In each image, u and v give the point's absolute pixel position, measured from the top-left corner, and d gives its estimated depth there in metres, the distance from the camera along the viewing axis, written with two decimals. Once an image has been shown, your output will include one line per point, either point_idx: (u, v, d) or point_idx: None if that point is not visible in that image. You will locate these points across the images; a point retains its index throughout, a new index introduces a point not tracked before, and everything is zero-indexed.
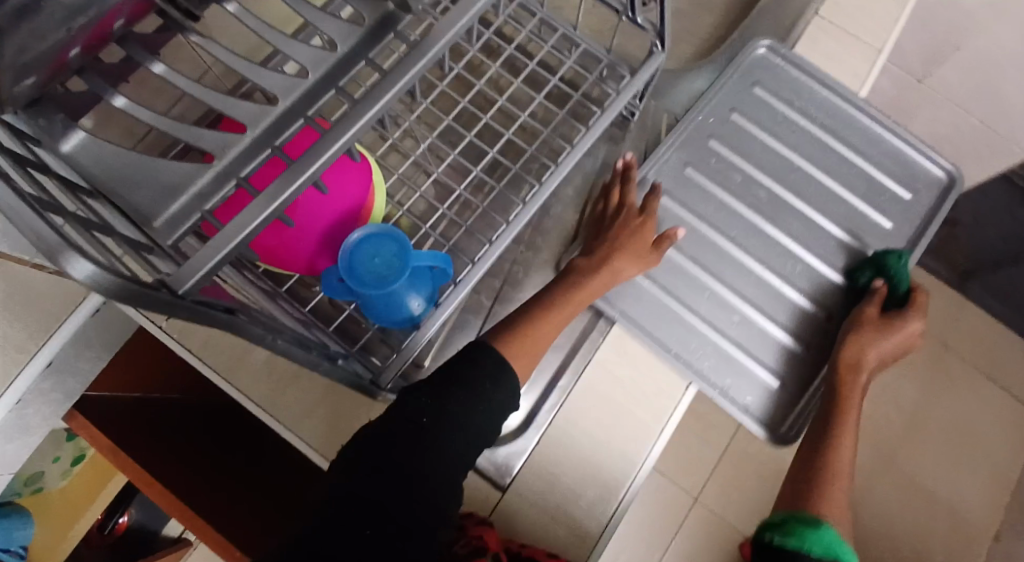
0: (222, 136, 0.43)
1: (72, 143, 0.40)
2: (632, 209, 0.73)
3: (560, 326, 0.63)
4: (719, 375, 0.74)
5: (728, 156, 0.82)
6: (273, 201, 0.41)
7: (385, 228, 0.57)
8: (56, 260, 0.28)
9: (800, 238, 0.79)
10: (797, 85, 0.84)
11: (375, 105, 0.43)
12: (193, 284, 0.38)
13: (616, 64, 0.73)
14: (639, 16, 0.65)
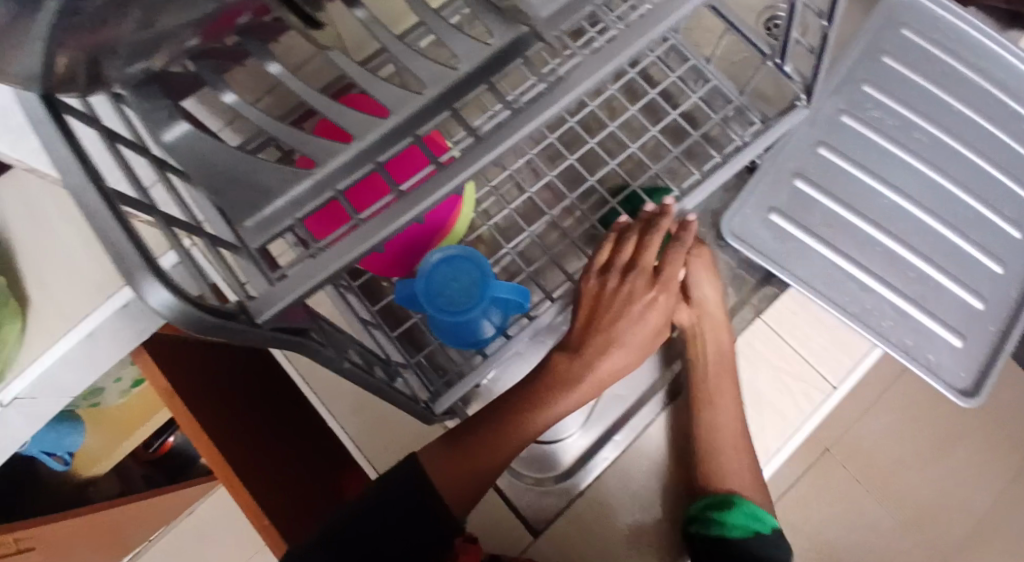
0: (328, 144, 0.41)
1: (173, 134, 0.38)
2: (634, 283, 0.60)
3: (516, 445, 0.62)
4: (896, 330, 0.67)
5: (845, 166, 0.71)
6: (379, 232, 0.36)
7: (467, 252, 0.54)
8: (133, 281, 0.27)
9: (924, 252, 0.70)
10: (914, 88, 0.75)
11: (493, 147, 0.37)
12: (273, 314, 0.34)
13: (746, 109, 0.67)
14: (787, 65, 0.58)
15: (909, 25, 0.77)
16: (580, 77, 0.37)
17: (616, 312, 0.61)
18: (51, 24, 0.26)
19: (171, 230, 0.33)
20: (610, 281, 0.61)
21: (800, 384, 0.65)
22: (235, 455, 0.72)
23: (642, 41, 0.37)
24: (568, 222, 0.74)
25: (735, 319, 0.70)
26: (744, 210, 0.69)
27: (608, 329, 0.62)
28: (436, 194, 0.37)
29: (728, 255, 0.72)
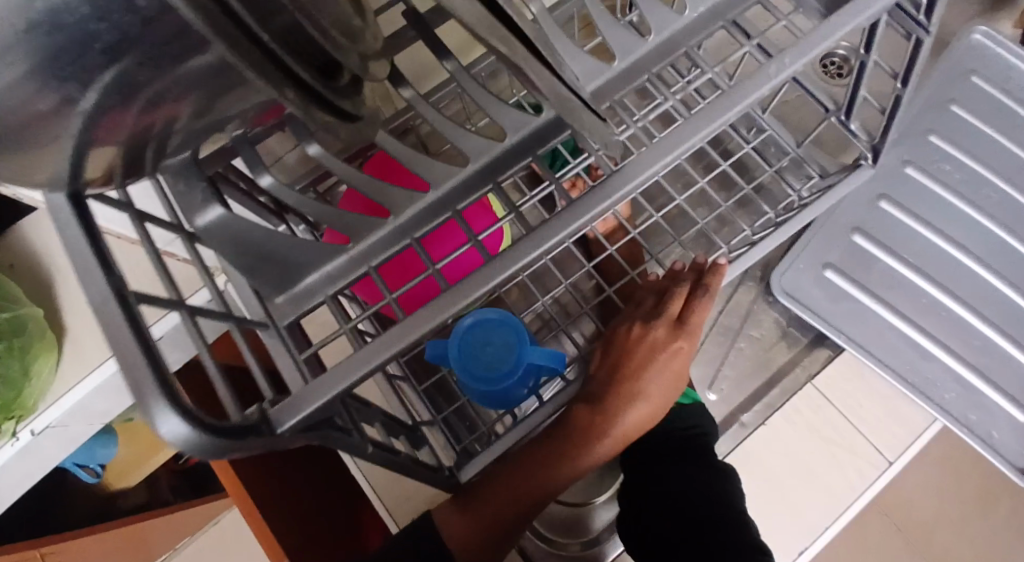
0: (366, 220, 0.39)
1: (207, 217, 0.37)
2: (660, 333, 0.52)
3: (538, 499, 0.54)
4: (957, 407, 0.64)
5: (907, 222, 0.68)
6: (429, 320, 0.36)
7: (503, 315, 0.52)
8: (147, 410, 0.25)
9: (991, 318, 0.66)
10: (984, 140, 0.71)
11: (541, 243, 0.36)
12: (295, 423, 0.33)
13: (805, 161, 0.63)
14: (852, 123, 0.54)
15: (978, 72, 0.74)
16: (639, 166, 0.36)
17: (656, 370, 0.52)
18: (81, 132, 0.24)
19: (197, 325, 0.32)
20: (658, 333, 0.52)
21: (852, 457, 0.63)
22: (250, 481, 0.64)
23: (713, 126, 0.36)
24: (605, 271, 0.70)
25: (782, 382, 0.66)
26: (796, 265, 0.66)
27: (642, 385, 0.53)
28: (494, 280, 0.36)
29: (777, 311, 0.68)
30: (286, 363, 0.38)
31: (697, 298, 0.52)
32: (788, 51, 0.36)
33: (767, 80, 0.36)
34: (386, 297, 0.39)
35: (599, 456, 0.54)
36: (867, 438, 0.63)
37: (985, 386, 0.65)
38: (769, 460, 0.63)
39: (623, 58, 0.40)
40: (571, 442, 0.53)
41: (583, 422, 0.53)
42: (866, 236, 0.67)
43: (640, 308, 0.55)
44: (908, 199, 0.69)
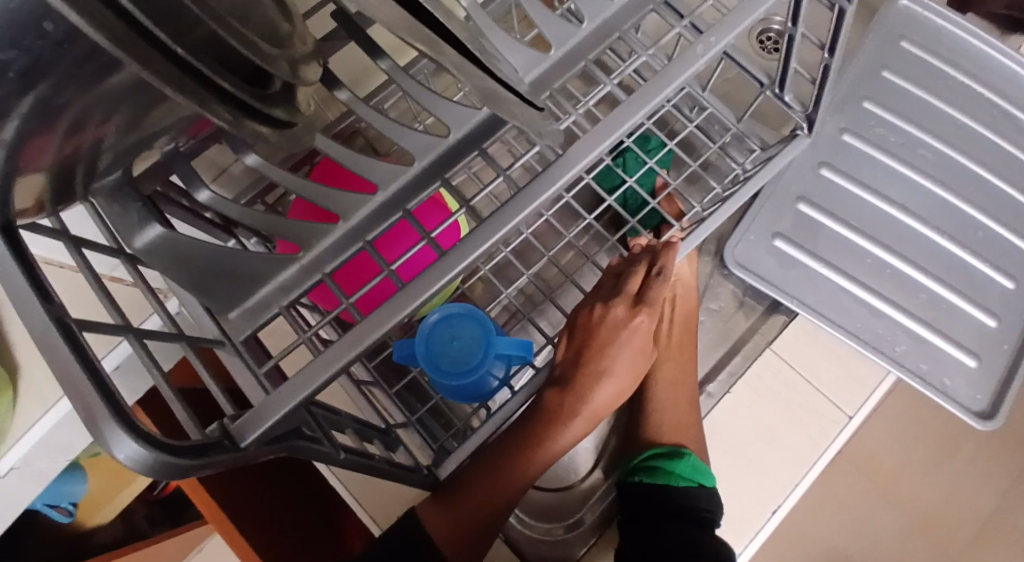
0: (314, 227, 0.39)
1: (147, 238, 0.36)
2: (620, 310, 0.53)
3: (518, 486, 0.56)
4: (911, 360, 0.66)
5: (849, 186, 0.70)
6: (387, 320, 0.36)
7: (466, 308, 0.52)
8: (102, 436, 0.25)
9: (936, 271, 0.69)
10: (917, 102, 0.74)
11: (492, 235, 0.37)
12: (261, 433, 0.33)
13: (746, 135, 0.65)
14: (787, 95, 0.56)
15: (907, 37, 0.77)
16: (581, 153, 0.37)
17: (620, 347, 0.53)
18: (3, 158, 0.24)
19: (143, 344, 0.31)
20: (617, 312, 0.53)
21: (815, 416, 0.65)
22: (223, 500, 0.63)
23: (649, 108, 0.37)
24: (565, 259, 0.71)
25: (743, 349, 0.68)
26: (747, 237, 0.68)
27: (608, 365, 0.55)
28: (452, 272, 0.37)
29: (734, 283, 0.71)
30: (245, 375, 0.38)
31: (655, 276, 0.53)
32: (715, 28, 0.37)
33: (697, 58, 0.37)
34: (343, 302, 0.39)
35: (571, 437, 0.55)
36: (825, 396, 0.66)
37: (933, 336, 0.67)
38: (737, 426, 0.65)
39: (558, 46, 0.40)
40: (546, 427, 0.55)
41: (553, 405, 0.55)
42: (811, 204, 0.69)
43: (600, 290, 0.56)
44: (848, 165, 0.71)
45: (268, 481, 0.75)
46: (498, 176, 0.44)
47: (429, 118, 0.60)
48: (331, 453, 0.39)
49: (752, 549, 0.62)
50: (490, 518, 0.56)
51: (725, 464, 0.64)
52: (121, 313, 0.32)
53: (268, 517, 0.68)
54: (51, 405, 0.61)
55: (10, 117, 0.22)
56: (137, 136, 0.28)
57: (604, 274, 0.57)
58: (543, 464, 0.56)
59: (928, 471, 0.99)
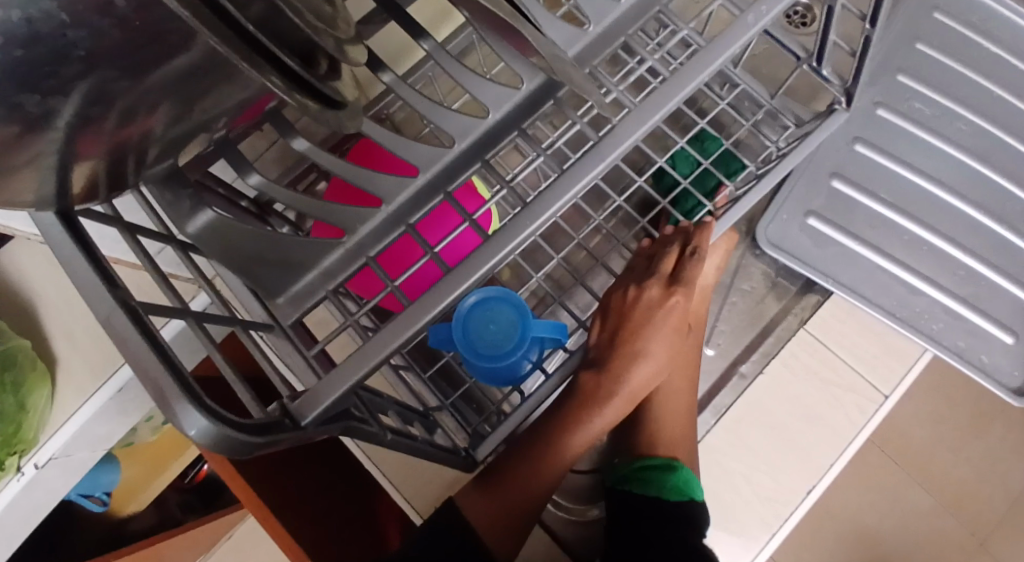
0: (359, 210, 0.39)
1: (197, 223, 0.36)
2: (656, 288, 0.53)
3: (557, 469, 0.56)
4: (949, 337, 0.65)
5: (883, 162, 0.69)
6: (434, 306, 0.36)
7: (503, 292, 0.52)
8: (172, 413, 0.25)
9: (973, 247, 0.68)
10: (952, 75, 0.73)
11: (538, 216, 0.37)
12: (317, 414, 0.34)
13: (779, 111, 0.64)
14: (824, 69, 0.55)
15: (940, 7, 0.75)
16: (626, 131, 0.37)
17: (655, 329, 0.53)
18: (66, 143, 0.24)
19: (203, 328, 0.32)
20: (651, 292, 0.53)
21: (850, 394, 0.65)
22: (259, 485, 0.64)
23: (695, 84, 0.37)
24: (594, 242, 0.70)
25: (776, 330, 0.68)
26: (780, 216, 0.67)
27: (643, 347, 0.54)
28: (500, 254, 0.37)
29: (765, 263, 0.70)
30: (295, 359, 0.38)
31: (691, 254, 0.53)
32: (761, 0, 0.37)
33: (744, 31, 0.37)
34: (389, 285, 0.39)
35: (610, 420, 0.55)
36: (860, 375, 0.66)
37: (969, 313, 0.67)
38: (773, 407, 0.65)
39: (597, 22, 0.40)
40: (581, 409, 0.54)
41: (590, 387, 0.55)
42: (845, 180, 0.68)
43: (634, 272, 0.56)
44: (881, 140, 0.70)
45: (301, 468, 0.75)
46: (537, 157, 0.44)
47: (465, 95, 0.60)
48: (379, 433, 0.39)
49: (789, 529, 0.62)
50: (531, 503, 0.56)
51: (761, 444, 0.64)
52: (179, 296, 0.32)
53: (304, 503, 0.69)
54: (91, 396, 0.62)
55: (77, 101, 0.22)
56: (193, 121, 0.28)
57: (636, 255, 0.57)
58: (581, 447, 0.56)
59: (959, 448, 0.98)
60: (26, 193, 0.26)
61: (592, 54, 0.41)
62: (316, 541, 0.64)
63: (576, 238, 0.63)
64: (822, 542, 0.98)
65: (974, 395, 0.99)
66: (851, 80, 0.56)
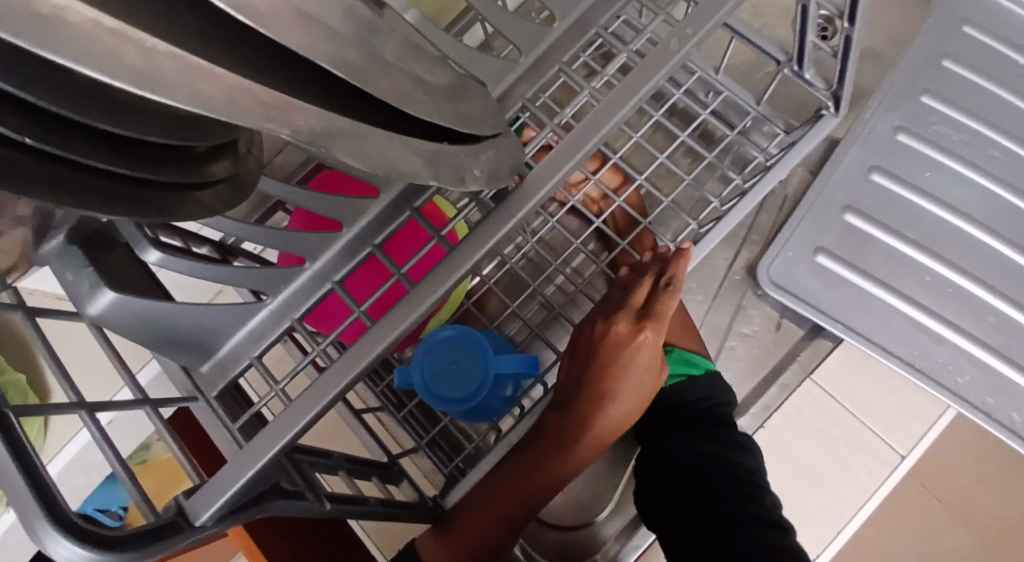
0: (280, 272, 0.37)
1: (99, 304, 0.34)
2: (625, 321, 0.49)
3: (530, 509, 0.52)
4: (975, 393, 0.59)
5: (901, 192, 0.63)
6: (349, 372, 0.35)
7: (462, 331, 0.50)
8: (37, 538, 0.25)
9: (1006, 290, 0.61)
10: (985, 96, 0.66)
11: (462, 262, 0.36)
12: (214, 511, 0.31)
13: (768, 117, 0.60)
14: (807, 71, 0.51)
15: (970, 21, 0.68)
16: (549, 169, 0.37)
17: (619, 369, 0.49)
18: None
19: (97, 414, 0.31)
20: (619, 329, 0.49)
21: (862, 455, 0.60)
22: None
23: (622, 112, 0.36)
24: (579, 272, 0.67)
25: (780, 379, 0.62)
26: (785, 253, 0.62)
27: (608, 383, 0.50)
28: (421, 309, 0.35)
29: (769, 304, 0.63)
30: (219, 431, 0.36)
31: (672, 292, 0.48)
32: (688, 21, 0.36)
33: (670, 56, 0.36)
34: (316, 350, 0.38)
35: (582, 461, 0.51)
36: (874, 433, 0.60)
37: (1003, 367, 0.59)
38: (775, 466, 0.60)
39: (528, 52, 0.39)
40: (552, 456, 0.50)
41: (552, 426, 0.51)
42: (859, 215, 0.62)
43: (606, 304, 0.52)
44: (899, 170, 0.64)
45: None
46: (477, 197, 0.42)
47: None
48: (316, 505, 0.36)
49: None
50: (492, 540, 0.51)
51: None
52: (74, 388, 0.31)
53: None
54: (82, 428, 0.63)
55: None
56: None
57: (612, 285, 0.53)
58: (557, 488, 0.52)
59: None
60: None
61: (523, 88, 0.40)
62: None
63: (555, 266, 0.60)
64: None
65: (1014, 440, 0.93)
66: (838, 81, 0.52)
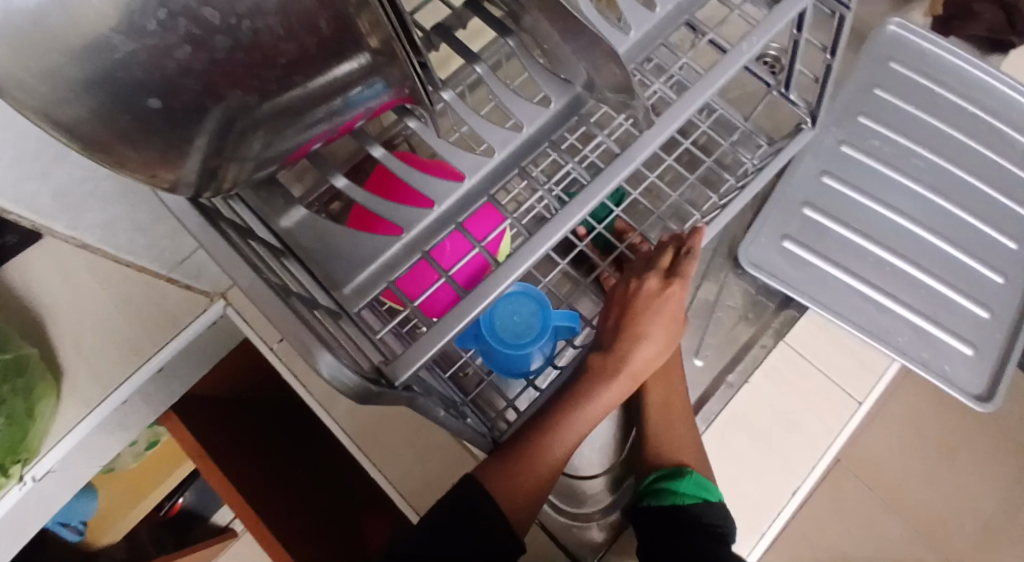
0: (415, 211, 0.43)
1: (288, 218, 0.42)
2: (656, 275, 0.59)
3: (571, 444, 0.59)
4: (914, 349, 0.71)
5: (849, 192, 0.76)
6: (485, 298, 0.40)
7: (524, 288, 0.57)
8: (313, 358, 0.32)
9: (931, 269, 0.75)
10: (907, 118, 0.80)
11: (581, 208, 0.42)
12: (409, 373, 0.37)
13: (753, 133, 0.72)
14: (792, 94, 0.63)
15: (895, 58, 0.82)
16: (651, 135, 0.43)
17: (654, 318, 0.58)
18: (219, 130, 0.31)
19: (302, 304, 0.37)
20: (650, 284, 0.59)
21: (827, 402, 0.70)
22: (261, 501, 0.81)
23: (704, 97, 0.43)
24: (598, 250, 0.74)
25: (757, 344, 0.73)
26: (759, 239, 0.74)
27: (643, 331, 0.59)
28: (545, 244, 0.41)
29: (746, 282, 0.76)
30: (365, 342, 0.40)
31: (691, 259, 0.58)
32: (751, 32, 0.44)
33: (741, 55, 0.44)
34: (444, 276, 0.43)
35: (614, 398, 0.59)
36: (834, 383, 0.71)
37: (934, 330, 0.73)
38: (756, 414, 0.70)
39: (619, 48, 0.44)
40: (594, 391, 0.58)
41: (596, 366, 0.58)
42: (815, 209, 0.75)
43: (633, 268, 0.62)
44: (845, 175, 0.77)
45: (287, 488, 0.88)
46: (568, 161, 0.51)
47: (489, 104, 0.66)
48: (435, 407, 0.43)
49: (766, 543, 0.66)
50: (543, 472, 0.58)
51: (751, 450, 0.69)
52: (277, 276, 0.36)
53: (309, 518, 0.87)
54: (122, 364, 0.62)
55: (245, 97, 0.30)
56: (335, 119, 0.36)
57: (635, 257, 0.63)
58: (592, 423, 0.59)
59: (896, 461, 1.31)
60: (175, 174, 0.32)
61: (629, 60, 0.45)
62: (302, 540, 0.80)
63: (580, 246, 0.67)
64: None
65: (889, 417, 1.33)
66: (815, 102, 0.64)
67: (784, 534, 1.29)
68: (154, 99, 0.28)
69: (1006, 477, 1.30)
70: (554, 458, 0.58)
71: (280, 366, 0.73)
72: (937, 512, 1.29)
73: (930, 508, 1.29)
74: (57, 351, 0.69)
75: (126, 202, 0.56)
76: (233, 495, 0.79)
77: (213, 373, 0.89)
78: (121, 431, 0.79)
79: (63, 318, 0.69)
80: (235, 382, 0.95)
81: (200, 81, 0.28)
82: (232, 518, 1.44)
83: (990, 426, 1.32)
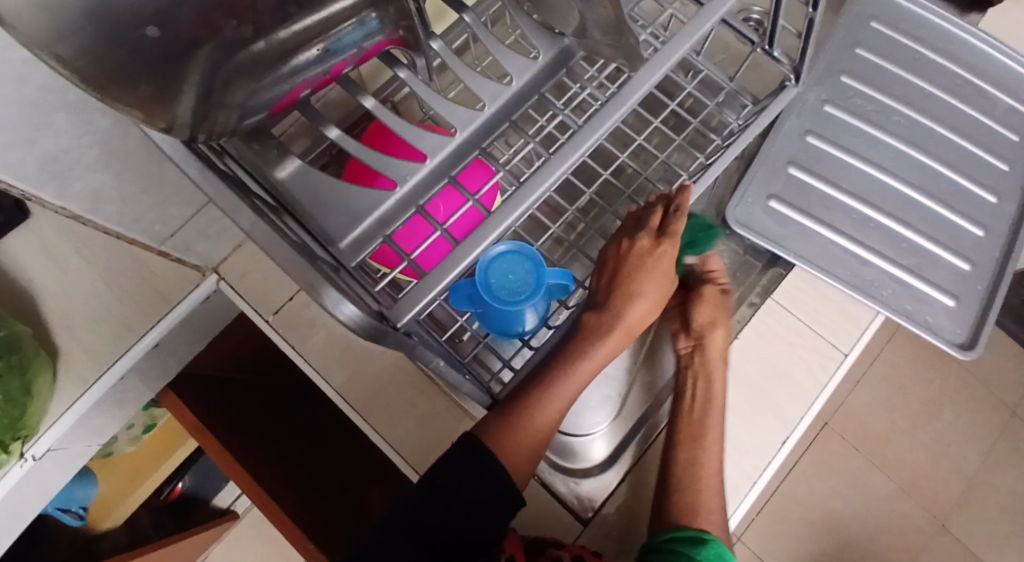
0: (409, 165, 0.45)
1: (286, 170, 0.43)
2: (647, 235, 0.60)
3: (567, 403, 0.60)
4: (898, 301, 0.73)
5: (833, 150, 0.77)
6: (480, 245, 0.41)
7: (518, 247, 0.58)
8: (327, 302, 0.35)
9: (914, 223, 0.76)
10: (889, 77, 0.81)
11: (572, 154, 0.42)
12: (410, 315, 0.39)
13: (738, 92, 0.72)
14: (775, 50, 0.63)
15: (876, 18, 0.83)
16: (639, 80, 0.43)
17: (647, 274, 0.60)
18: (212, 66, 0.32)
19: (303, 253, 0.38)
20: (642, 243, 0.60)
21: (815, 355, 0.72)
22: (261, 471, 0.82)
23: (693, 40, 0.43)
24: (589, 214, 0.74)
25: (746, 301, 0.75)
26: (745, 199, 0.75)
27: (637, 289, 0.60)
28: (538, 190, 0.42)
29: (735, 242, 0.77)
30: (364, 293, 0.42)
31: (680, 216, 0.60)
32: None
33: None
34: (439, 228, 0.44)
35: (609, 355, 0.61)
36: (821, 336, 0.73)
37: (917, 282, 0.74)
38: (745, 369, 0.72)
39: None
40: (589, 350, 0.60)
41: (591, 325, 0.60)
42: (800, 167, 0.76)
43: (625, 230, 0.63)
44: (828, 134, 0.78)
45: (287, 461, 0.89)
46: (559, 116, 0.52)
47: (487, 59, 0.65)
48: (434, 360, 0.44)
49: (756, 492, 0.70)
50: (543, 433, 0.59)
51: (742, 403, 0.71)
52: (278, 225, 0.38)
53: (310, 488, 0.87)
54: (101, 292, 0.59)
55: (238, 32, 0.32)
56: (329, 61, 0.39)
57: (625, 218, 0.64)
58: (588, 382, 0.60)
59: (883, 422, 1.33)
60: (169, 115, 0.33)
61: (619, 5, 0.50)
62: (305, 509, 0.81)
63: (571, 208, 0.68)
64: (795, 524, 1.30)
65: (872, 385, 1.35)
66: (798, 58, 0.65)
67: (775, 497, 1.31)
68: (151, 28, 0.29)
69: (990, 432, 1.34)
70: (552, 418, 0.59)
71: (279, 339, 0.74)
72: (923, 469, 1.32)
73: (916, 466, 1.32)
74: (47, 329, 0.69)
75: (113, 171, 0.57)
76: (235, 466, 0.79)
77: (209, 349, 0.89)
78: (117, 409, 0.79)
79: (53, 296, 0.69)
80: (228, 359, 0.95)
81: (196, 8, 0.29)
82: (233, 500, 1.45)
83: (974, 384, 1.36)
